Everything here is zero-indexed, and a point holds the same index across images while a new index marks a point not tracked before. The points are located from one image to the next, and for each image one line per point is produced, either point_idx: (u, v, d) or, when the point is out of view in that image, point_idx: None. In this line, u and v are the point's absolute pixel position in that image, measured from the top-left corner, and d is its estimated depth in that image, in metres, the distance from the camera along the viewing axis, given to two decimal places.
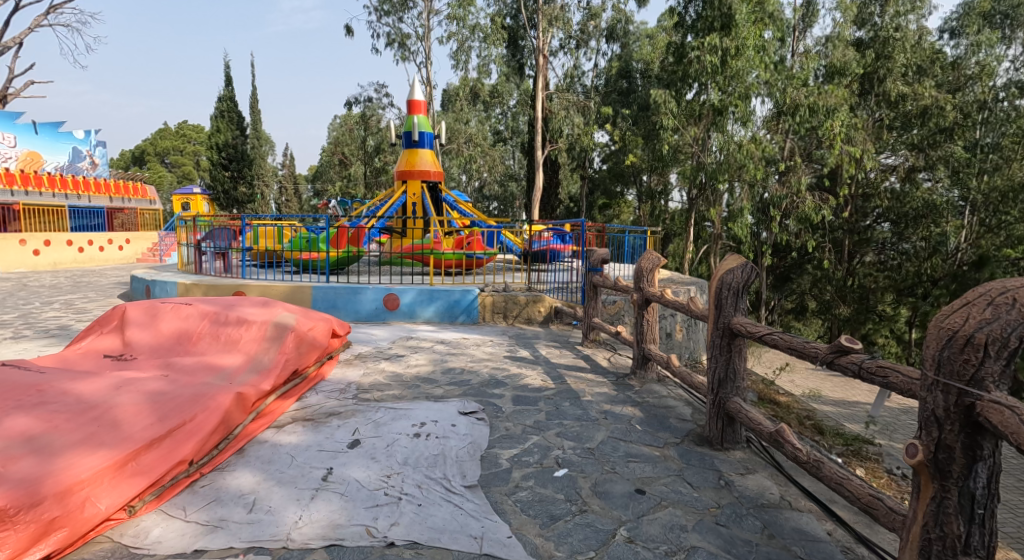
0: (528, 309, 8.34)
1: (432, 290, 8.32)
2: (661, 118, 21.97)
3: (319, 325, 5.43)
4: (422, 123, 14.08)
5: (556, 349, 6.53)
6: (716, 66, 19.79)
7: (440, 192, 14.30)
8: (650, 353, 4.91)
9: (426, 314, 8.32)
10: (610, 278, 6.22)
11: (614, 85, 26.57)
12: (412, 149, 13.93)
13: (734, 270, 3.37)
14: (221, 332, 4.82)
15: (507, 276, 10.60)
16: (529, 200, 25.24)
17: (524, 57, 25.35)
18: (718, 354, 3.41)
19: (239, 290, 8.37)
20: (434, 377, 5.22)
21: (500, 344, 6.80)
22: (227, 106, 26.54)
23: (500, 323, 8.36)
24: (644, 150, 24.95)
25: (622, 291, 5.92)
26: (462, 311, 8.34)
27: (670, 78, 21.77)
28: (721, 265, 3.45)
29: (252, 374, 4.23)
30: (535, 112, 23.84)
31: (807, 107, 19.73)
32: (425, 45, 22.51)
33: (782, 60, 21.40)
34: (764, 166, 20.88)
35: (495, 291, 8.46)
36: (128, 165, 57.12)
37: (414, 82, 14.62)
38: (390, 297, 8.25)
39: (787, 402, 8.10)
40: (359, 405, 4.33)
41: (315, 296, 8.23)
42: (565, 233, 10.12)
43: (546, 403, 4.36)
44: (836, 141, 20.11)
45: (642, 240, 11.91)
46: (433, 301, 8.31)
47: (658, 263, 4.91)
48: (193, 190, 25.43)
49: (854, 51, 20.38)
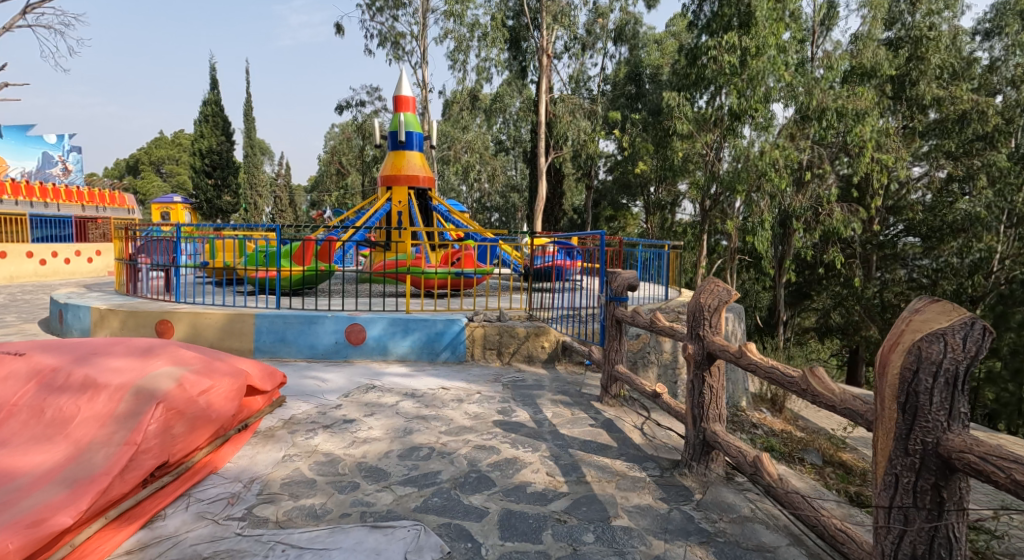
0: (528, 344, 6.63)
1: (407, 319, 6.58)
2: (673, 123, 20.43)
3: (222, 385, 3.73)
4: (409, 122, 12.45)
5: (567, 409, 4.80)
6: (733, 66, 18.29)
7: (431, 200, 12.63)
8: (716, 438, 3.18)
9: (400, 350, 6.59)
10: (641, 313, 4.46)
11: (622, 89, 25.02)
12: (398, 151, 12.31)
13: (938, 349, 1.90)
14: (50, 402, 3.15)
15: (505, 300, 8.84)
16: (532, 211, 23.62)
17: (527, 59, 23.80)
18: (919, 509, 1.98)
19: (163, 318, 6.60)
20: (385, 467, 3.49)
21: (490, 398, 5.08)
22: (212, 110, 25.11)
23: (494, 363, 6.64)
24: (654, 158, 23.38)
25: (660, 333, 4.14)
26: (446, 347, 6.62)
27: (681, 80, 20.32)
28: (904, 339, 1.99)
29: (52, 491, 2.53)
30: (538, 117, 22.35)
31: (835, 111, 18.15)
32: (422, 44, 21.06)
33: (804, 61, 19.86)
34: (787, 175, 19.24)
35: (488, 319, 6.75)
36: (122, 174, 55.81)
37: (402, 77, 13.02)
38: (353, 328, 6.52)
39: (857, 465, 6.41)
40: (244, 540, 2.63)
41: (258, 327, 6.50)
42: (570, 249, 8.31)
43: (556, 538, 2.67)
44: (866, 148, 18.61)
45: (658, 254, 10.10)
46: (407, 333, 6.57)
47: (728, 301, 3.22)
48: (173, 199, 23.53)
49: (886, 51, 18.80)
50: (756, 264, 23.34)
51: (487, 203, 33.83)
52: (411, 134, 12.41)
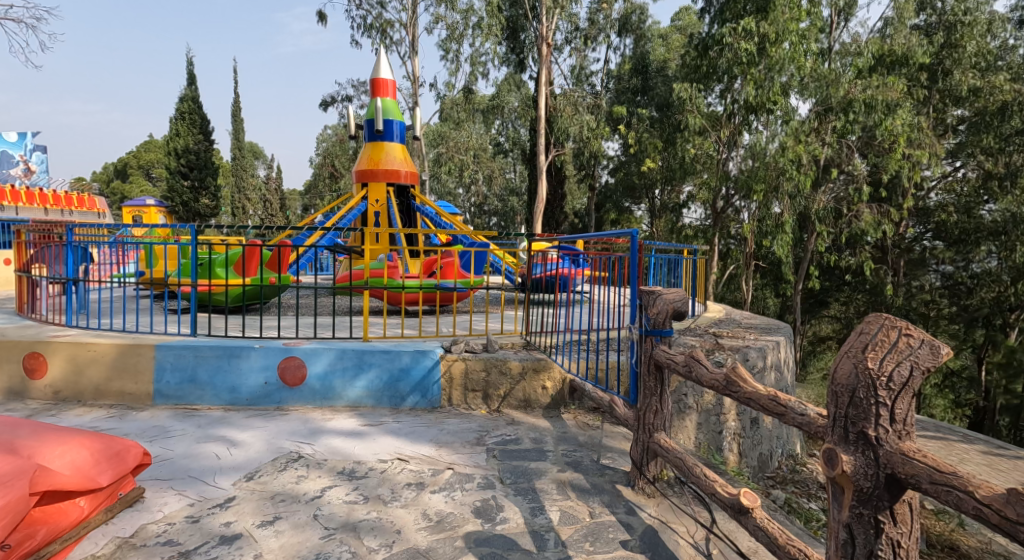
0: (524, 384, 4.99)
1: (360, 351, 4.93)
2: (684, 117, 18.83)
3: None
4: (388, 108, 10.80)
5: (584, 504, 3.16)
6: (751, 55, 16.65)
7: (414, 198, 11.01)
8: None
9: (352, 393, 4.93)
10: (702, 362, 2.87)
11: (627, 83, 23.35)
12: (376, 142, 10.65)
13: None
14: None
15: (498, 320, 7.16)
16: (530, 214, 21.97)
17: (525, 50, 22.17)
18: None
19: (34, 350, 4.90)
20: None
21: (465, 482, 3.41)
22: (188, 107, 23.53)
23: (478, 410, 4.97)
24: (662, 156, 21.71)
25: (742, 400, 2.53)
26: (413, 389, 4.96)
27: (689, 72, 18.73)
28: None
29: None
30: (538, 112, 20.76)
31: (862, 102, 16.50)
32: (411, 32, 19.47)
33: (824, 50, 18.28)
34: (811, 171, 17.59)
35: (471, 351, 5.10)
36: (110, 179, 53.91)
37: (382, 59, 11.42)
38: (289, 366, 4.87)
39: (975, 546, 4.73)
40: None
41: (160, 363, 4.81)
42: (575, 257, 6.59)
43: None
44: (897, 143, 17.02)
45: (682, 259, 8.39)
46: (360, 373, 4.93)
47: (936, 370, 1.76)
48: (146, 201, 21.79)
49: (919, 36, 17.09)
50: (773, 270, 21.67)
51: (485, 206, 32.20)
52: (391, 122, 10.78)
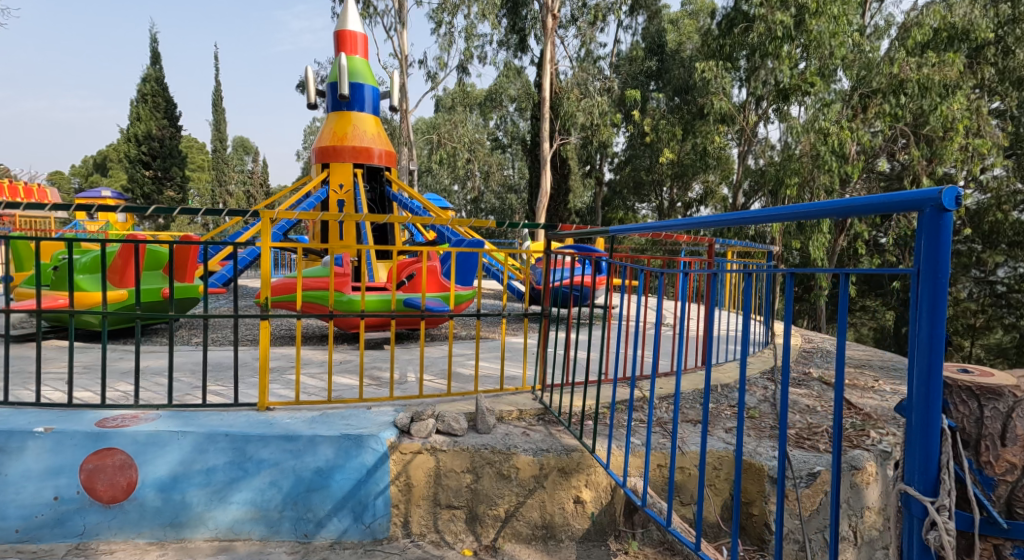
0: (544, 495, 2.76)
1: (244, 437, 2.66)
2: (704, 100, 16.38)
3: None
4: (357, 70, 8.49)
5: None
6: (788, 29, 14.31)
7: (389, 185, 8.80)
8: None
9: (230, 516, 2.65)
10: None
11: (641, 65, 20.85)
12: (341, 111, 8.34)
13: None
14: None
15: (497, 355, 4.85)
16: (531, 209, 19.70)
17: (526, 27, 19.77)
18: None
19: None
20: None
21: None
22: (151, 88, 21.34)
23: (459, 549, 2.73)
24: (679, 148, 19.37)
25: None
26: (339, 507, 2.69)
27: (711, 53, 16.47)
28: None
29: None
30: (540, 94, 18.43)
31: (916, 83, 14.04)
32: (396, 2, 17.14)
33: (867, 26, 15.99)
34: (854, 163, 15.27)
35: (447, 435, 2.83)
36: (90, 172, 51.17)
37: (348, 9, 9.14)
38: (106, 471, 2.59)
39: None
40: None
41: None
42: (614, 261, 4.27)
43: None
44: (953, 130, 14.56)
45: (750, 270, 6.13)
46: (239, 480, 2.65)
47: None
48: (101, 193, 19.29)
49: (983, 7, 14.75)
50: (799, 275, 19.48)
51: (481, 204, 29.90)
52: (361, 87, 8.44)
